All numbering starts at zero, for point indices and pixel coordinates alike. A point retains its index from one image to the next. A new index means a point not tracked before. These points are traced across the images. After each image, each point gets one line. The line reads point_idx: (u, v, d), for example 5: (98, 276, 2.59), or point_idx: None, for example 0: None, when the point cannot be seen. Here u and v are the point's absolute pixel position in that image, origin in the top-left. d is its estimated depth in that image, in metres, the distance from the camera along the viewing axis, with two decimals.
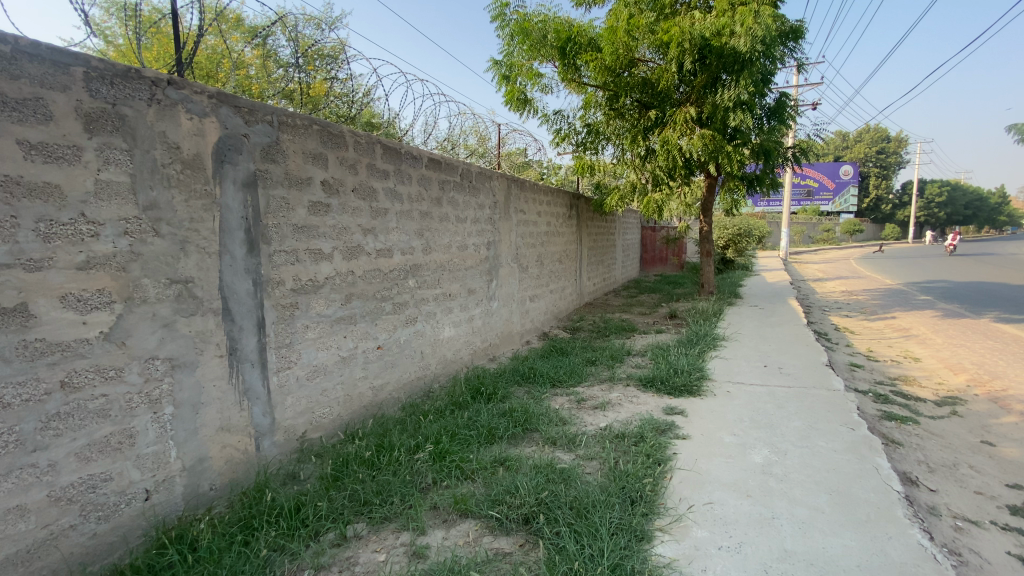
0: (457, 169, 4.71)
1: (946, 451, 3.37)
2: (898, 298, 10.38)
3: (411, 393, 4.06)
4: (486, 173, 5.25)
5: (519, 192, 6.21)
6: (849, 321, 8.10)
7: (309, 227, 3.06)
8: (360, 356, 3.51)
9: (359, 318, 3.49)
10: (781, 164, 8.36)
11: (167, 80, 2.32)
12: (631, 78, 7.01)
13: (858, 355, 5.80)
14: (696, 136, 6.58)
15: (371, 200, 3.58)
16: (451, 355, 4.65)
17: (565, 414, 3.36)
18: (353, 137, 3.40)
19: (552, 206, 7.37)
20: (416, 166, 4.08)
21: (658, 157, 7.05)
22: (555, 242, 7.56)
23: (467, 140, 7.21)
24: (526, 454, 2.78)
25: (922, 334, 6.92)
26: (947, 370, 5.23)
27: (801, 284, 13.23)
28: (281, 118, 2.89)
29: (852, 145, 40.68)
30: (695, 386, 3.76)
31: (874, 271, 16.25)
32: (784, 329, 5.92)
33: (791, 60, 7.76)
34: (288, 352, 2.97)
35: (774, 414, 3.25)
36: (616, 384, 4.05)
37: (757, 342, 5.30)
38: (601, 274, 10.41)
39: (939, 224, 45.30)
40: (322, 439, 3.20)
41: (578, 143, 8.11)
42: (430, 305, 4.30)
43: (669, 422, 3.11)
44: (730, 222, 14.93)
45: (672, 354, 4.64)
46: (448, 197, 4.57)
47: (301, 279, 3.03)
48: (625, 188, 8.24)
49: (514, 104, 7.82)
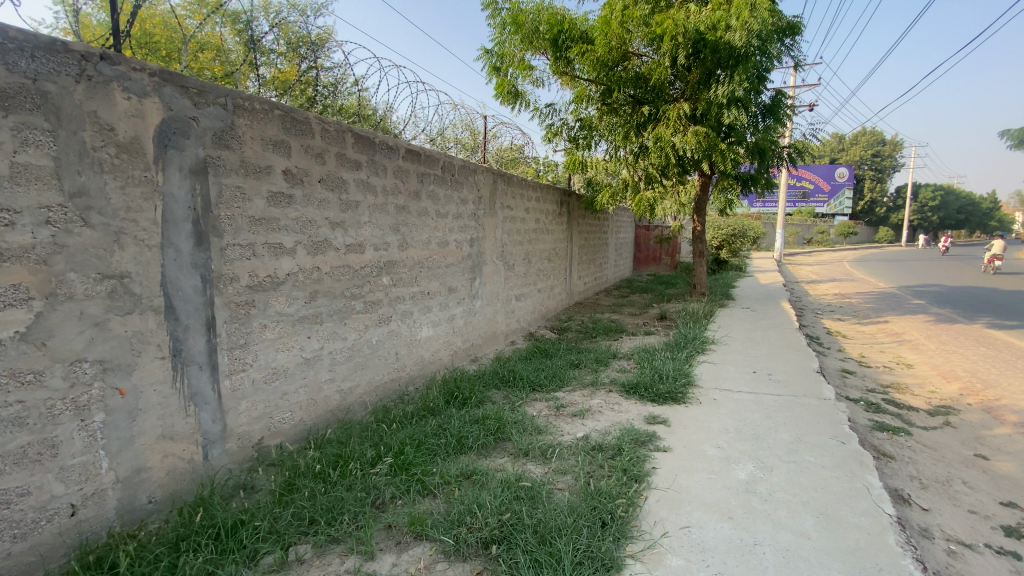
0: (439, 161, 4.50)
1: (939, 465, 3.20)
2: (892, 302, 10.25)
3: (384, 396, 3.86)
4: (471, 166, 5.04)
5: (506, 188, 6.00)
6: (842, 325, 7.95)
7: (268, 219, 2.86)
8: (326, 357, 3.30)
9: (325, 317, 3.29)
10: (776, 164, 8.19)
11: (100, 55, 2.11)
12: (624, 72, 6.81)
13: (850, 361, 5.64)
14: (690, 134, 6.40)
15: (340, 192, 3.36)
16: (429, 356, 4.45)
17: (542, 422, 3.17)
18: (320, 124, 3.19)
19: (542, 203, 7.18)
20: (393, 157, 3.87)
21: (650, 155, 6.86)
22: (544, 240, 7.36)
23: (454, 133, 7.00)
24: (496, 466, 2.59)
25: (916, 339, 6.77)
26: (940, 377, 5.07)
27: (795, 286, 13.10)
28: (237, 101, 2.68)
29: (848, 148, 40.69)
30: (680, 393, 3.58)
31: (868, 275, 16.17)
32: (775, 333, 5.76)
33: (788, 57, 7.58)
34: (243, 353, 2.76)
35: (761, 426, 3.08)
36: (599, 390, 3.86)
37: (748, 346, 5.13)
38: (593, 273, 10.22)
39: (933, 228, 45.46)
40: (282, 447, 2.99)
41: (570, 139, 7.91)
42: (405, 304, 4.10)
43: (650, 433, 2.94)
44: (725, 223, 14.78)
45: (658, 358, 4.46)
46: (428, 190, 4.36)
47: (259, 276, 2.82)
48: (617, 186, 8.05)
49: (505, 96, 7.61)
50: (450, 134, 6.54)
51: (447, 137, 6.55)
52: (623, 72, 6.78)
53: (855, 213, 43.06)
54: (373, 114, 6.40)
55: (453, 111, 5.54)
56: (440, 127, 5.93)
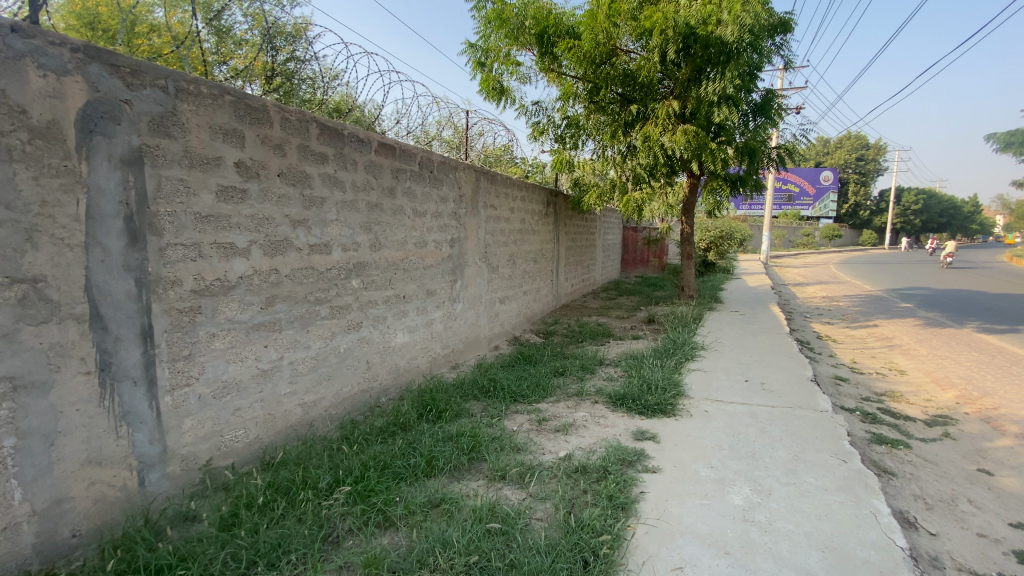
0: (416, 156, 4.23)
1: (943, 482, 3.00)
2: (880, 305, 10.18)
3: (353, 409, 3.59)
4: (451, 163, 4.78)
5: (490, 186, 5.74)
6: (831, 329, 7.82)
7: (216, 217, 2.57)
8: (285, 368, 3.02)
9: (285, 325, 3.01)
10: (766, 165, 8.04)
11: (9, 25, 1.82)
12: (612, 69, 6.59)
13: (842, 367, 5.48)
14: (679, 132, 6.19)
15: (302, 187, 3.09)
16: (405, 364, 4.19)
17: (521, 439, 2.92)
18: (279, 112, 2.91)
19: (527, 203, 6.93)
20: (363, 150, 3.60)
21: (639, 154, 6.65)
22: (529, 241, 7.12)
23: (437, 131, 6.72)
24: (468, 493, 2.33)
25: (908, 344, 6.65)
26: (935, 385, 4.92)
27: (783, 289, 13.03)
28: (179, 83, 2.39)
29: (833, 152, 41.12)
30: (669, 405, 3.35)
31: (854, 277, 16.21)
32: (766, 339, 5.58)
33: (778, 56, 7.44)
34: (187, 366, 2.47)
35: (756, 442, 2.86)
36: (584, 401, 3.62)
37: (739, 352, 4.93)
38: (580, 275, 10.01)
39: (915, 231, 46.16)
40: (233, 468, 2.71)
41: (557, 138, 7.67)
42: (378, 309, 3.83)
43: (638, 451, 2.70)
44: (713, 225, 14.69)
45: (647, 366, 4.23)
46: (404, 187, 4.09)
47: (206, 279, 2.53)
48: (604, 186, 7.85)
49: (490, 93, 7.34)
50: (432, 131, 6.25)
51: (430, 134, 6.27)
52: (611, 68, 6.56)
53: (839, 216, 43.53)
54: (354, 109, 6.11)
55: (434, 106, 5.27)
56: (421, 123, 5.66)
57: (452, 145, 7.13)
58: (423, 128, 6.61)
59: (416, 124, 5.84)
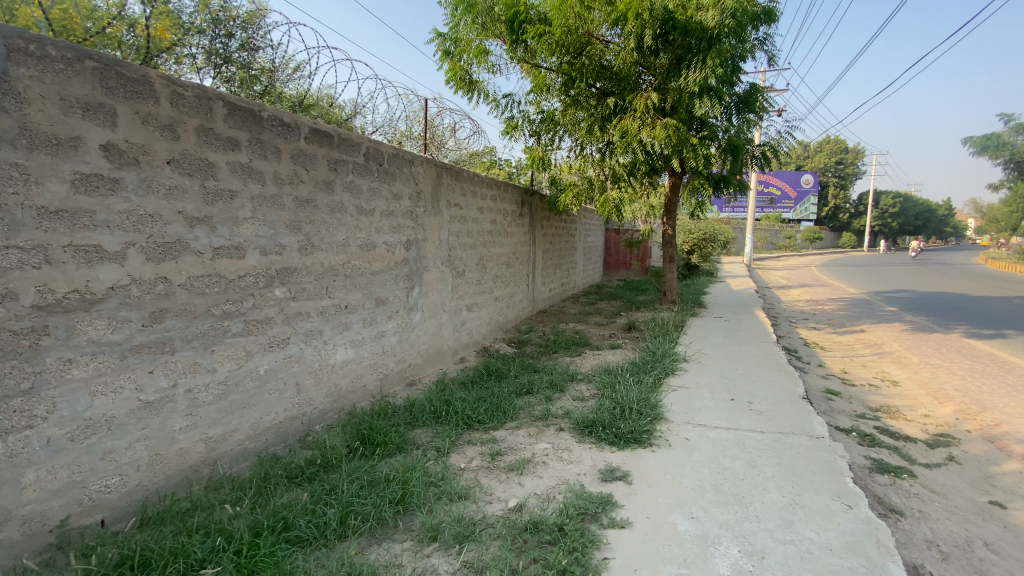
0: (361, 147, 3.72)
1: (956, 521, 2.56)
2: (866, 309, 9.88)
3: (277, 440, 3.09)
4: (408, 157, 4.27)
5: (454, 183, 5.24)
6: (818, 335, 7.47)
7: (72, 212, 2.07)
8: (179, 398, 2.53)
9: (179, 345, 2.51)
10: (750, 164, 7.66)
11: None
12: (588, 59, 6.16)
13: (832, 377, 5.10)
14: (657, 125, 5.75)
15: (203, 177, 2.60)
16: (348, 384, 3.69)
17: (466, 481, 2.43)
18: (167, 86, 2.43)
19: (498, 202, 6.45)
20: (289, 137, 3.09)
21: (617, 151, 6.20)
22: (501, 244, 6.65)
23: (402, 125, 6.19)
24: (382, 564, 1.82)
25: (898, 352, 6.30)
26: (931, 398, 4.57)
27: (767, 292, 12.76)
28: (15, 42, 1.89)
29: (813, 155, 41.48)
30: (644, 433, 2.89)
31: (837, 279, 16.06)
32: (753, 348, 5.15)
33: (761, 49, 7.08)
34: (28, 403, 1.95)
35: (745, 481, 2.41)
36: (548, 427, 3.14)
37: (723, 364, 4.50)
38: (559, 279, 9.56)
39: (893, 234, 46.79)
40: (103, 525, 2.21)
41: (531, 134, 7.21)
42: (312, 322, 3.32)
43: (606, 497, 2.23)
44: (697, 226, 14.36)
45: (622, 384, 3.76)
46: (346, 182, 3.57)
47: (57, 292, 2.03)
48: (582, 185, 7.41)
49: (460, 85, 6.84)
50: (396, 124, 5.75)
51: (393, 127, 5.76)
52: (587, 59, 6.13)
53: (820, 219, 43.90)
54: (312, 100, 5.61)
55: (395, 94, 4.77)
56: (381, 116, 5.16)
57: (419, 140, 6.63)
58: (385, 121, 6.09)
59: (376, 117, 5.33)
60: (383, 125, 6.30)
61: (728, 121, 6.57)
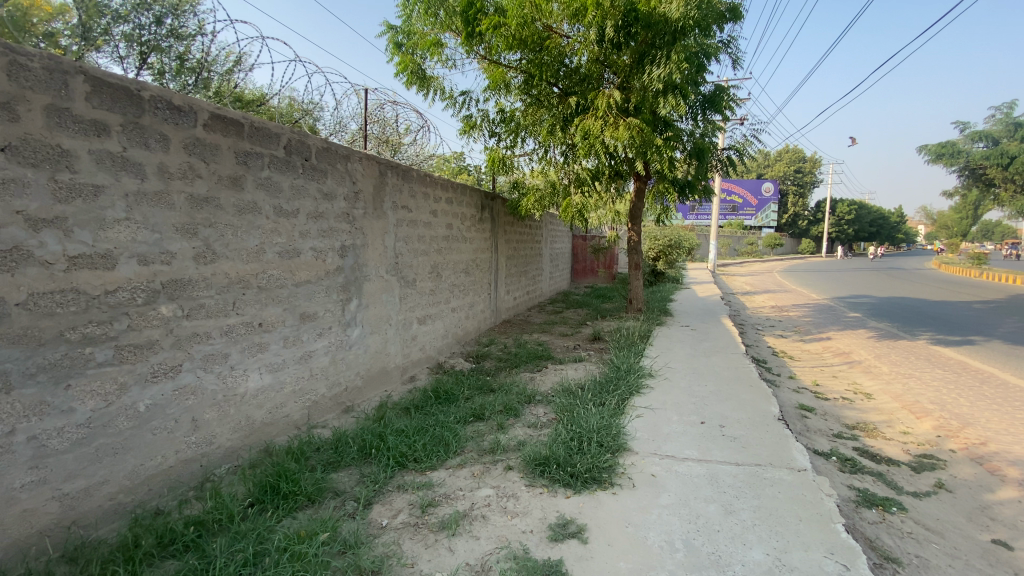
0: (281, 139, 3.20)
1: (963, 569, 2.25)
2: (830, 315, 9.85)
3: (166, 489, 2.54)
4: (342, 151, 3.78)
5: (404, 183, 4.74)
6: (786, 343, 7.28)
7: None
8: (19, 449, 1.98)
9: (18, 382, 1.97)
10: (716, 169, 7.45)
11: None
12: (549, 55, 5.80)
13: (805, 390, 4.85)
14: (620, 125, 5.39)
15: (55, 168, 2.07)
16: (265, 415, 3.15)
17: (385, 545, 1.96)
18: (4, 53, 1.91)
19: (457, 205, 5.97)
20: (181, 123, 2.57)
21: (579, 152, 5.84)
22: (462, 250, 6.16)
23: (348, 120, 5.66)
24: None
25: (867, 361, 6.14)
26: (908, 413, 4.35)
27: (732, 298, 12.71)
28: None
29: (773, 164, 42.66)
30: (604, 471, 2.47)
31: (799, 285, 16.26)
32: (723, 360, 4.84)
33: (726, 52, 6.89)
34: None
35: (721, 534, 2.01)
36: (495, 463, 2.68)
37: (693, 380, 4.15)
38: (524, 287, 9.14)
39: (848, 240, 48.64)
40: None
41: (490, 134, 6.79)
42: (215, 344, 2.79)
43: (555, 565, 1.80)
44: (663, 233, 14.25)
45: (582, 407, 3.34)
46: (260, 178, 3.05)
47: None
48: (544, 189, 7.02)
49: (413, 80, 6.36)
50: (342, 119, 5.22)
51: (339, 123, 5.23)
52: (546, 54, 5.77)
53: (781, 226, 45.16)
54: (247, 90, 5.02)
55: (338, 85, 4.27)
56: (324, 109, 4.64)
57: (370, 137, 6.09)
58: (330, 116, 5.54)
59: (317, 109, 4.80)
60: (328, 120, 5.75)
61: (693, 122, 6.31)
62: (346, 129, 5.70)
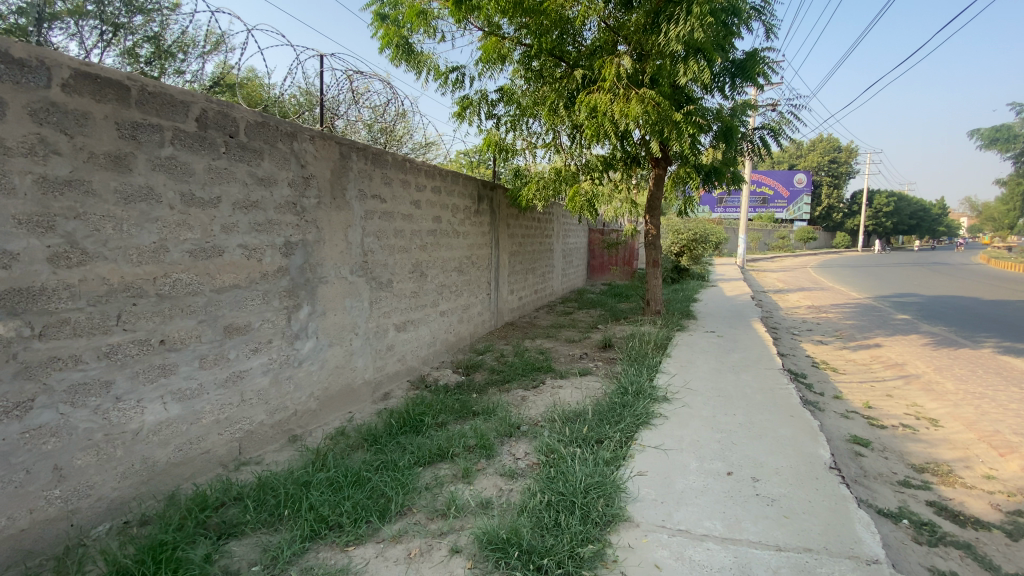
0: (190, 109, 2.56)
1: None
2: (875, 317, 8.78)
3: (12, 561, 1.95)
4: (284, 128, 3.13)
5: (378, 170, 4.05)
6: (827, 352, 6.35)
7: None
8: None
9: None
10: (747, 152, 6.53)
11: None
12: (551, 20, 5.02)
13: (855, 414, 4.01)
14: (632, 97, 4.58)
15: None
16: (173, 454, 2.53)
17: None
18: None
19: (448, 194, 5.26)
20: (27, 84, 1.96)
21: (585, 132, 5.07)
22: (454, 245, 5.47)
23: (333, 104, 5.03)
24: None
25: (925, 376, 5.19)
26: (988, 448, 3.48)
27: (762, 298, 11.68)
28: None
29: (806, 154, 40.63)
30: (584, 563, 1.74)
31: (836, 283, 14.98)
32: (754, 377, 4.03)
33: (759, 17, 5.97)
34: None
35: None
36: (442, 538, 1.98)
37: (718, 406, 3.35)
38: (532, 285, 8.40)
39: (885, 234, 46.15)
40: None
41: (488, 116, 6.06)
42: (88, 371, 2.18)
43: None
44: (686, 226, 13.26)
45: (572, 449, 2.60)
46: (158, 157, 2.42)
47: None
48: (549, 176, 6.26)
49: (397, 56, 5.66)
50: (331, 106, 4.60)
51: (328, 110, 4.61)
52: (547, 19, 5.00)
53: (814, 220, 43.10)
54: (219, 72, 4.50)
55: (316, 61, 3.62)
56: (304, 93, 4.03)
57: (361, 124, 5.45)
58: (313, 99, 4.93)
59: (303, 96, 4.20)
60: (312, 103, 5.13)
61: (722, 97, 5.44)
62: (332, 114, 5.07)
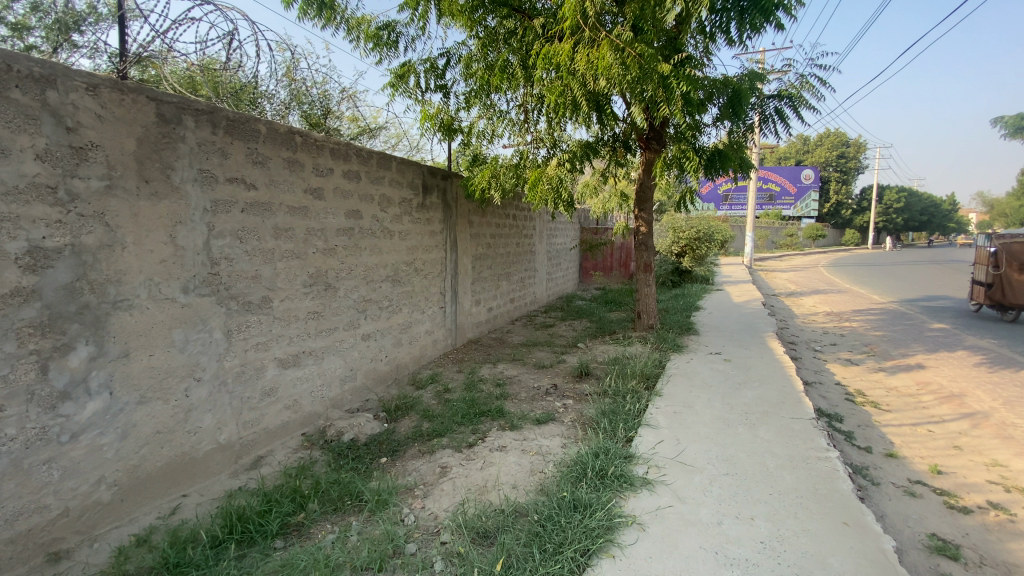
0: None
1: None
2: (908, 328, 7.46)
3: None
4: (23, 67, 1.94)
5: (239, 145, 2.85)
6: (861, 376, 5.08)
7: None
8: None
9: None
10: (756, 129, 5.29)
11: None
12: None
13: (923, 488, 2.77)
14: (604, 43, 3.41)
15: None
16: None
17: None
18: None
19: (373, 184, 4.05)
20: None
21: (545, 96, 3.86)
22: (385, 249, 4.26)
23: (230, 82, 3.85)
24: None
25: (996, 416, 3.91)
26: None
27: (774, 303, 10.35)
28: None
29: (813, 149, 39.15)
30: None
31: (853, 284, 13.63)
32: (777, 435, 2.80)
33: None
34: None
35: None
36: None
37: (726, 501, 2.11)
38: (505, 294, 7.17)
39: (896, 231, 44.57)
40: None
41: (434, 86, 4.87)
42: None
43: None
44: (687, 223, 11.95)
45: None
46: None
47: None
48: (511, 161, 5.05)
49: (316, 12, 4.47)
50: (219, 78, 3.42)
51: (216, 85, 3.43)
52: None
53: (822, 217, 41.57)
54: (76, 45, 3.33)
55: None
56: (161, 57, 2.80)
57: (272, 102, 4.27)
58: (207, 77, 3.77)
59: (172, 65, 2.97)
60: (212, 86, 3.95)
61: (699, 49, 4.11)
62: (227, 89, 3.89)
